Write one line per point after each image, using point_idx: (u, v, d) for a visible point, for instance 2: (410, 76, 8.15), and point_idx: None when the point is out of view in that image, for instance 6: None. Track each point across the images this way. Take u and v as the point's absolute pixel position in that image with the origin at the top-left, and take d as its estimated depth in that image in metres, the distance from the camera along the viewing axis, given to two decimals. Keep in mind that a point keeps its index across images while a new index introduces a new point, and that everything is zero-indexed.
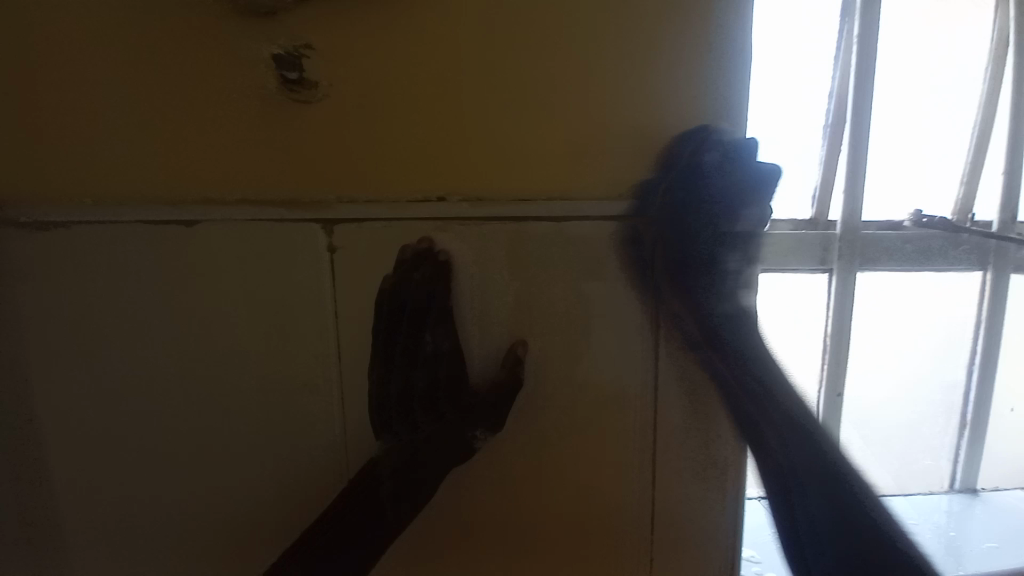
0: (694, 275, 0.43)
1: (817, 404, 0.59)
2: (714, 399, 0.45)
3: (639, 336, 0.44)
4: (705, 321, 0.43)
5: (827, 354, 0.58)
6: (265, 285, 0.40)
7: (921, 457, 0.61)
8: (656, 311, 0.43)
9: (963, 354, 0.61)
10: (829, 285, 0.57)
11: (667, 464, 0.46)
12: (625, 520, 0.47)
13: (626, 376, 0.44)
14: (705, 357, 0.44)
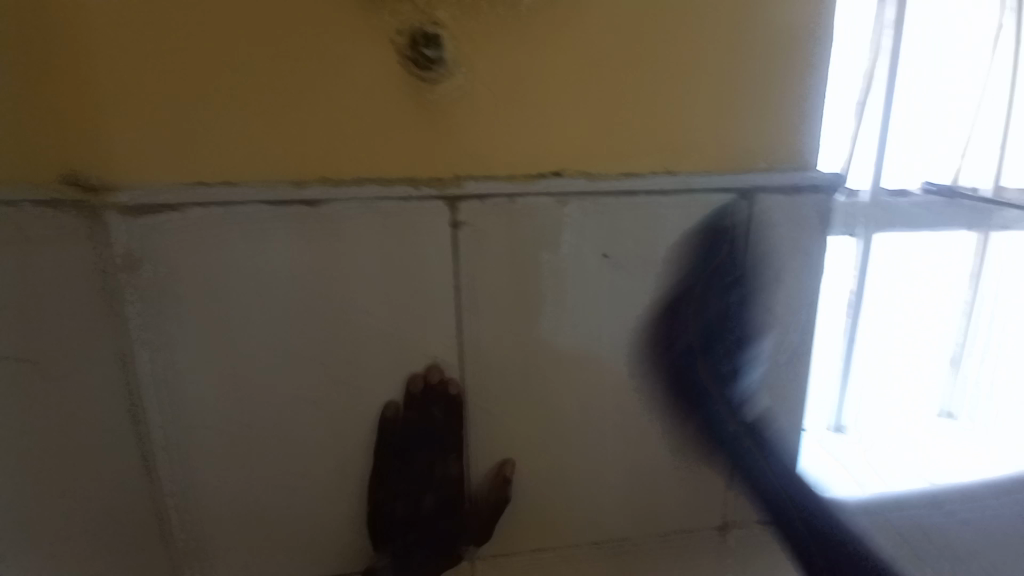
0: (781, 246, 0.47)
1: (838, 350, 0.68)
2: (796, 353, 0.50)
3: (735, 300, 0.48)
4: (788, 285, 0.48)
5: (851, 308, 0.66)
6: (394, 262, 0.42)
7: (913, 390, 0.72)
8: (749, 278, 0.47)
9: (954, 304, 0.70)
10: (856, 247, 0.64)
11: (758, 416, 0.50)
12: (710, 473, 0.51)
13: (725, 336, 0.48)
14: (790, 315, 0.49)
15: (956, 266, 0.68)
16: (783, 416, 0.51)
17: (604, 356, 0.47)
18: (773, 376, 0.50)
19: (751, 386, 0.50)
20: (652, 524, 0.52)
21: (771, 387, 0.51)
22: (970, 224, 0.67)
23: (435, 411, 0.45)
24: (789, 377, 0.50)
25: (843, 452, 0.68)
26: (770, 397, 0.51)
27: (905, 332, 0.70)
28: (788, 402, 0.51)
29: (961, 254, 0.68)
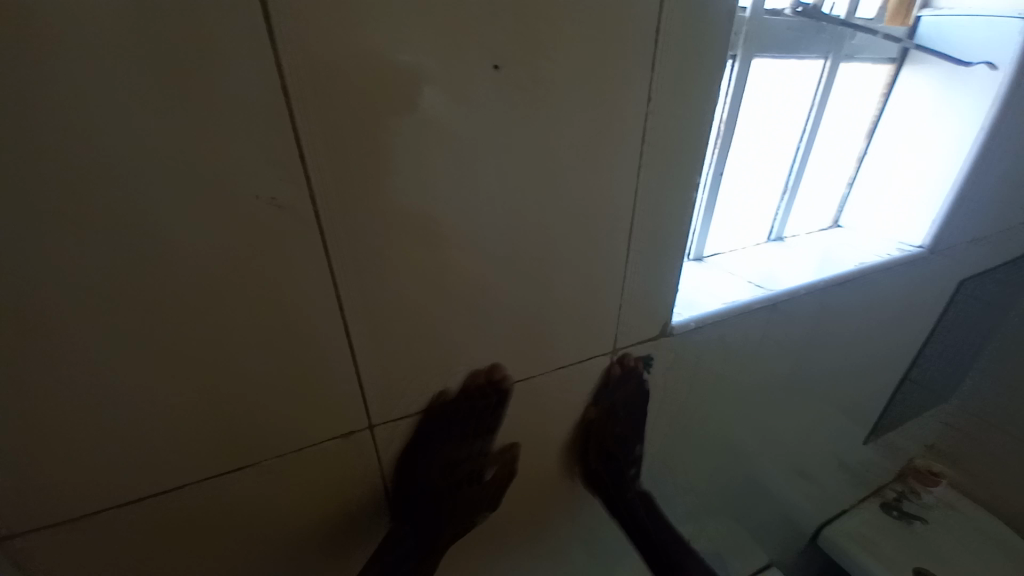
0: (685, 45, 0.42)
1: (705, 184, 0.71)
2: (686, 171, 0.49)
3: (636, 112, 0.43)
4: (688, 93, 0.45)
5: (720, 139, 0.67)
6: (178, 48, 0.29)
7: (752, 219, 0.83)
8: (651, 82, 0.42)
9: (794, 135, 0.77)
10: (732, 71, 0.63)
11: (642, 237, 0.51)
12: (601, 301, 0.53)
13: (622, 153, 0.45)
14: (687, 129, 0.47)
15: (805, 94, 0.73)
16: (669, 237, 0.53)
17: (498, 181, 0.41)
18: (664, 196, 0.50)
19: (642, 208, 0.49)
20: (554, 360, 0.54)
21: (665, 230, 0.52)
22: (824, 52, 0.70)
23: (474, 400, 0.51)
24: (678, 197, 0.50)
25: (704, 274, 0.76)
26: (659, 218, 0.51)
27: (756, 163, 0.77)
28: (673, 222, 0.52)
29: (810, 82, 0.72)
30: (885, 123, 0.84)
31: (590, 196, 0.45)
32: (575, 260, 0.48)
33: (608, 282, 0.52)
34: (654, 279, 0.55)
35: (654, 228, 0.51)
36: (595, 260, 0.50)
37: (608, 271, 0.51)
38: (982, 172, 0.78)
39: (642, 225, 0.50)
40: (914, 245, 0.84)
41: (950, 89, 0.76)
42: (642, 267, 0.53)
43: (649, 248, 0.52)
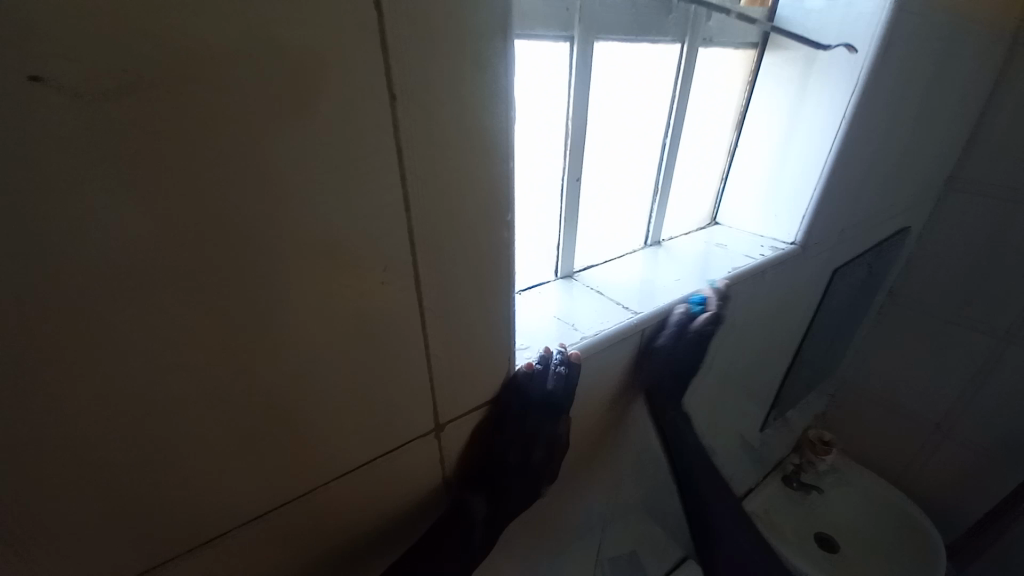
0: (446, 31, 0.28)
1: (560, 192, 0.62)
2: (491, 203, 0.37)
3: (374, 130, 0.29)
4: (468, 101, 0.31)
5: (569, 139, 0.57)
6: None
7: (625, 226, 0.75)
8: (400, 88, 0.28)
9: (658, 130, 0.68)
10: (570, 57, 0.52)
11: (445, 294, 0.38)
12: (398, 381, 0.39)
13: (377, 192, 0.31)
14: (478, 150, 0.34)
15: (661, 84, 0.65)
16: (484, 285, 0.40)
17: (137, 264, 0.25)
18: (465, 239, 0.37)
19: (431, 260, 0.36)
20: (353, 462, 0.41)
21: (467, 273, 0.39)
22: (679, 35, 0.61)
23: (552, 375, 0.51)
24: (485, 238, 0.38)
25: (569, 295, 0.66)
26: (463, 265, 0.38)
27: (616, 164, 0.67)
28: (487, 267, 0.39)
29: (667, 68, 0.64)
30: (753, 114, 0.79)
31: (325, 250, 0.30)
32: (333, 343, 0.34)
33: (397, 354, 0.38)
34: (474, 338, 0.43)
35: (449, 273, 0.37)
36: (370, 337, 0.35)
37: (399, 341, 0.37)
38: (844, 166, 0.74)
39: (439, 282, 0.37)
40: (784, 243, 0.80)
41: (814, 76, 0.70)
42: (448, 330, 0.40)
43: (457, 306, 0.39)
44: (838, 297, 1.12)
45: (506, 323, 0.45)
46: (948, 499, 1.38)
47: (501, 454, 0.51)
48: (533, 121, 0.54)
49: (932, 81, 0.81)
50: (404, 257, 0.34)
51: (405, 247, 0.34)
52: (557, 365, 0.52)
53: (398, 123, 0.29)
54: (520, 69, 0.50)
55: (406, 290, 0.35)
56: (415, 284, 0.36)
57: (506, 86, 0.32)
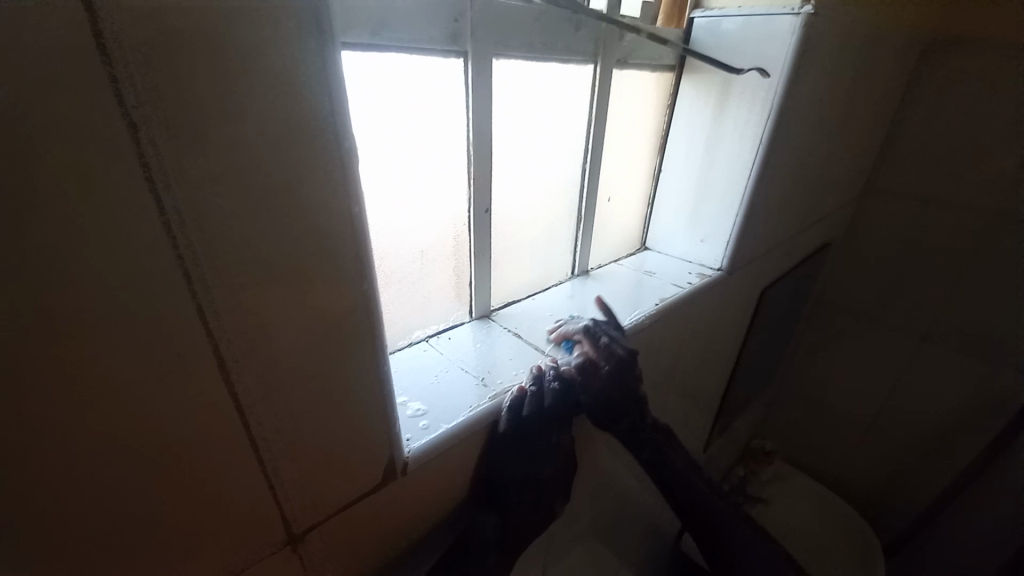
0: (219, 41, 0.20)
1: (468, 224, 0.54)
2: (334, 264, 0.28)
3: (122, 189, 0.20)
4: (274, 134, 0.23)
5: (472, 167, 0.50)
6: None
7: (552, 254, 0.70)
8: (146, 118, 0.20)
9: (577, 153, 0.64)
10: (464, 75, 0.46)
11: (278, 381, 0.29)
12: (229, 500, 0.30)
13: (131, 263, 0.21)
14: (300, 197, 0.25)
15: (576, 110, 0.60)
16: (342, 363, 0.32)
17: None
18: (300, 310, 0.28)
19: (246, 340, 0.26)
20: None
21: (316, 354, 0.30)
22: (590, 54, 0.57)
23: (546, 393, 0.49)
24: (334, 306, 0.30)
25: (483, 340, 0.58)
26: (304, 343, 0.29)
27: (533, 192, 0.61)
28: (343, 341, 0.31)
29: (580, 94, 0.60)
30: (674, 139, 0.77)
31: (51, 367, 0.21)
32: (104, 476, 0.24)
33: (216, 473, 0.28)
34: (339, 427, 0.34)
35: (283, 359, 0.28)
36: (165, 459, 0.26)
37: (215, 454, 0.28)
38: (764, 191, 0.73)
39: (274, 367, 0.28)
40: (712, 270, 0.77)
41: (732, 101, 0.69)
42: (295, 427, 0.31)
43: (302, 392, 0.30)
44: (769, 313, 1.12)
45: (387, 401, 0.36)
46: (879, 504, 1.43)
47: (504, 476, 0.48)
48: (424, 150, 0.47)
49: (837, 108, 0.83)
50: (206, 350, 0.25)
51: (207, 336, 0.25)
52: (551, 379, 0.51)
53: (166, 177, 0.21)
54: (373, 89, 0.41)
55: (213, 391, 0.26)
56: (229, 382, 0.27)
57: (341, 118, 0.25)
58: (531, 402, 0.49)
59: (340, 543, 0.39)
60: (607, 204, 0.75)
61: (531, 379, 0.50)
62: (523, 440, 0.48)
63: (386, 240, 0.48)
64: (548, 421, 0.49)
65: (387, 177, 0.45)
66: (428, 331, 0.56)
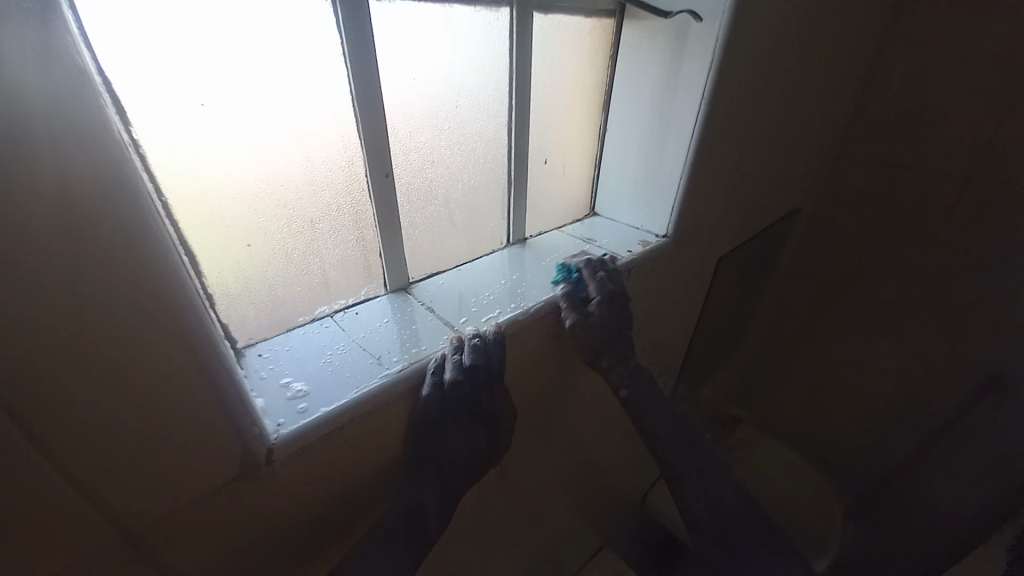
0: None
1: (369, 191, 0.50)
2: (115, 259, 0.25)
3: None
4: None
5: (362, 126, 0.45)
6: None
7: (481, 221, 0.66)
8: None
9: (499, 109, 0.59)
10: (334, 17, 0.40)
11: (39, 371, 0.25)
12: (37, 515, 0.27)
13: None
14: (8, 143, 0.21)
15: (490, 62, 0.55)
16: (139, 345, 0.28)
17: None
18: (43, 281, 0.24)
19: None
20: None
21: (114, 356, 0.27)
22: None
23: (470, 356, 0.48)
24: (110, 287, 0.26)
25: (396, 314, 0.54)
26: (65, 322, 0.25)
27: (448, 153, 0.56)
28: (129, 321, 0.27)
29: (496, 43, 0.54)
30: (617, 94, 0.71)
31: None
32: None
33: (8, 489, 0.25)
34: (155, 422, 0.30)
35: (68, 363, 0.25)
36: None
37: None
38: (705, 153, 0.67)
39: (54, 377, 0.25)
40: (658, 236, 0.74)
41: (670, 52, 0.63)
42: (117, 429, 0.29)
43: (90, 387, 0.27)
44: (733, 280, 1.08)
45: (231, 390, 0.33)
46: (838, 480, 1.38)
47: (435, 435, 0.48)
48: (300, 107, 0.42)
49: (794, 63, 0.76)
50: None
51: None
52: (471, 339, 0.49)
53: None
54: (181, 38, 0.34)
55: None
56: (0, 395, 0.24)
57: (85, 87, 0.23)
58: (451, 365, 0.48)
59: (202, 541, 0.36)
60: (544, 167, 0.70)
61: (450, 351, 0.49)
62: (449, 405, 0.47)
63: (262, 209, 0.44)
64: (477, 378, 0.48)
65: (241, 140, 0.40)
66: (334, 307, 0.53)
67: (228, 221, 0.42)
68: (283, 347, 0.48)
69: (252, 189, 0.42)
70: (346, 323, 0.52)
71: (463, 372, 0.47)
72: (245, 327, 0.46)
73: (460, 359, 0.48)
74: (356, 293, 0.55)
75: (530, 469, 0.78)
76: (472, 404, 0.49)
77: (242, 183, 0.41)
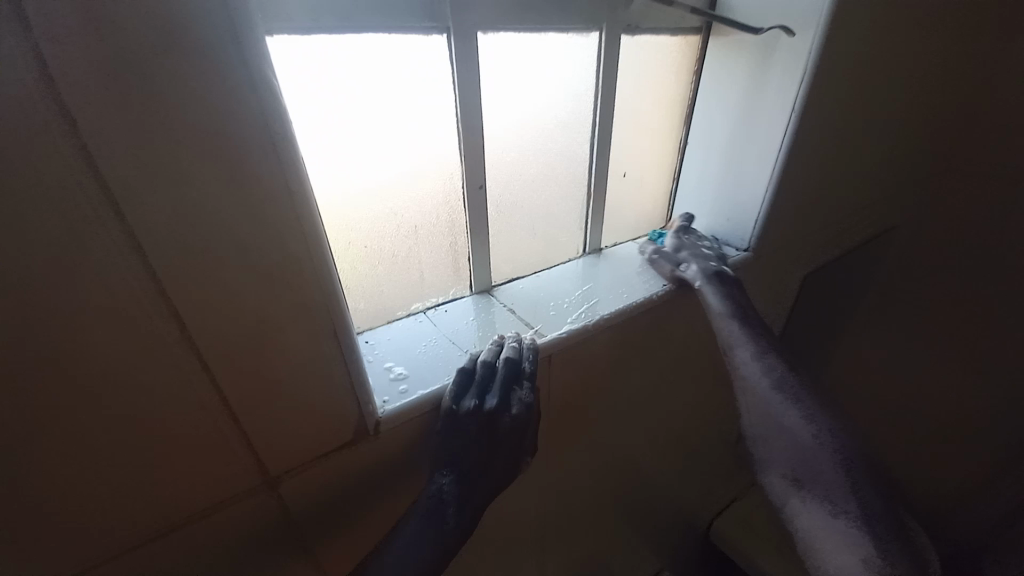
0: (195, 109, 0.26)
1: (463, 201, 0.55)
2: (295, 282, 0.33)
3: (114, 229, 0.26)
4: (179, 81, 0.25)
5: (463, 141, 0.51)
6: None
7: (559, 231, 0.69)
8: (143, 169, 0.26)
9: (583, 126, 0.62)
10: (448, 48, 0.46)
11: (214, 304, 0.30)
12: (209, 448, 0.35)
13: (17, 177, 0.23)
14: (226, 161, 0.28)
15: (578, 82, 0.59)
16: (298, 341, 0.35)
17: None
18: (243, 289, 0.31)
19: (167, 239, 0.27)
20: (180, 523, 0.36)
21: (282, 348, 0.35)
22: (593, 22, 0.54)
23: (506, 351, 0.49)
24: (286, 300, 0.33)
25: (480, 313, 0.59)
26: (229, 237, 0.29)
27: (534, 167, 0.61)
28: (295, 324, 0.34)
29: (585, 65, 0.58)
30: (700, 109, 0.71)
31: (67, 336, 0.27)
32: (99, 418, 0.29)
33: (198, 427, 0.33)
34: (288, 356, 0.35)
35: (249, 342, 0.33)
36: (162, 408, 0.31)
37: (194, 412, 0.33)
38: (792, 168, 0.66)
39: (241, 359, 0.33)
40: (738, 250, 0.72)
41: (758, 67, 0.63)
42: (270, 392, 0.35)
43: (259, 362, 0.34)
44: (818, 302, 1.01)
45: (352, 370, 0.39)
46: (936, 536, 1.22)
47: (455, 433, 0.46)
48: (414, 127, 0.48)
49: (895, 74, 0.72)
50: (183, 341, 0.30)
51: (178, 326, 0.30)
52: (511, 342, 0.50)
53: (152, 223, 0.27)
54: (328, 77, 0.42)
55: (189, 368, 0.31)
56: (205, 359, 0.32)
57: (296, 164, 0.30)
58: (487, 356, 0.49)
59: (316, 486, 0.42)
60: (622, 180, 0.72)
61: (490, 345, 0.50)
62: (476, 397, 0.46)
63: (376, 216, 0.50)
64: (503, 371, 0.47)
65: (365, 156, 0.47)
66: (426, 304, 0.59)
67: (350, 225, 0.49)
68: (384, 336, 0.54)
69: (370, 199, 0.49)
70: (437, 318, 0.57)
71: (494, 363, 0.48)
72: (354, 317, 0.53)
73: (495, 351, 0.49)
74: (445, 292, 0.60)
75: (594, 479, 0.79)
76: (497, 406, 0.46)
77: (363, 193, 0.48)
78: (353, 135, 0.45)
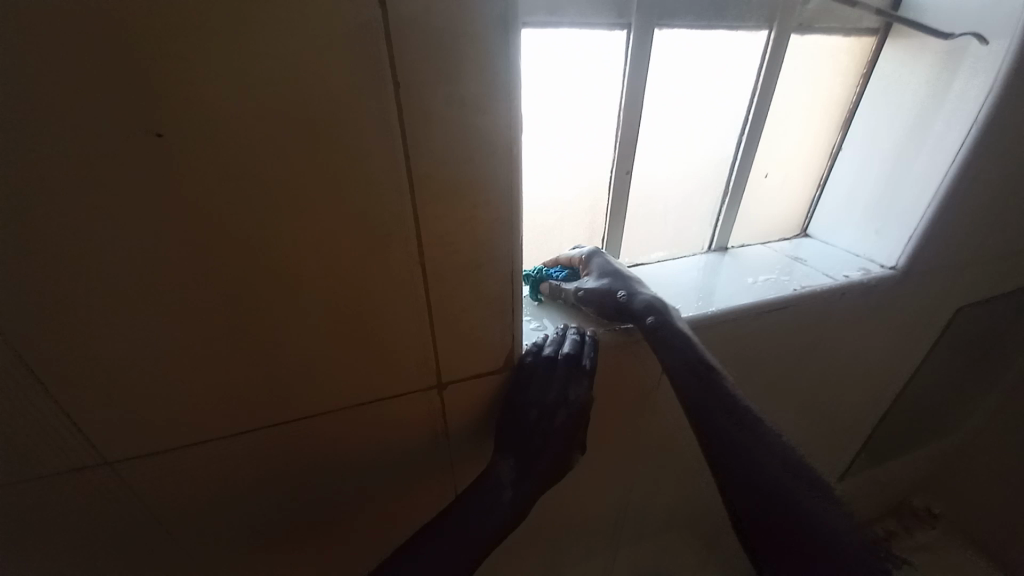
0: (465, 99, 0.34)
1: (609, 183, 0.61)
2: (494, 235, 0.41)
3: (397, 181, 0.35)
4: (461, 79, 0.33)
5: (621, 128, 0.56)
6: None
7: (689, 225, 0.72)
8: (426, 138, 0.35)
9: (734, 122, 0.64)
10: (625, 43, 0.52)
11: (439, 244, 0.39)
12: (407, 352, 0.45)
13: (356, 129, 0.32)
14: (474, 139, 0.36)
15: (738, 80, 0.61)
16: (485, 282, 0.43)
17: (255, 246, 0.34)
18: (460, 237, 0.40)
19: (425, 190, 0.37)
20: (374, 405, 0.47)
21: (473, 286, 0.43)
22: (766, 21, 0.56)
23: (563, 347, 0.52)
24: (484, 249, 0.41)
25: None
26: (461, 181, 0.37)
27: (678, 158, 0.64)
28: (486, 269, 0.43)
29: (748, 62, 0.60)
30: (862, 115, 0.69)
31: (352, 248, 0.37)
32: (351, 312, 0.40)
33: (407, 332, 0.43)
34: (475, 291, 0.43)
35: (454, 276, 0.42)
36: (389, 313, 0.41)
37: (407, 321, 0.43)
38: (966, 185, 0.61)
39: (444, 288, 0.42)
40: (883, 266, 0.69)
41: (941, 74, 0.59)
42: (457, 316, 0.44)
43: (455, 292, 0.43)
44: (968, 341, 0.91)
45: (515, 310, 0.47)
46: None
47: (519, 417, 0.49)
48: (583, 112, 0.55)
49: None
50: (415, 267, 0.40)
51: (415, 255, 0.39)
52: (572, 335, 0.53)
53: (419, 180, 0.36)
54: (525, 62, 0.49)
55: (413, 287, 0.41)
56: (425, 284, 0.41)
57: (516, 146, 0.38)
58: (548, 349, 0.52)
59: (468, 397, 0.51)
60: (763, 180, 0.72)
61: (554, 336, 0.53)
62: (534, 391, 0.49)
63: (537, 187, 0.58)
64: (564, 366, 0.50)
65: (539, 135, 0.54)
66: None
67: None
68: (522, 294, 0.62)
69: (535, 172, 0.57)
70: None
71: (551, 356, 0.51)
72: None
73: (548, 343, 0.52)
74: None
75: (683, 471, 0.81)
76: (555, 400, 0.49)
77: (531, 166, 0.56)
78: (534, 115, 0.53)
